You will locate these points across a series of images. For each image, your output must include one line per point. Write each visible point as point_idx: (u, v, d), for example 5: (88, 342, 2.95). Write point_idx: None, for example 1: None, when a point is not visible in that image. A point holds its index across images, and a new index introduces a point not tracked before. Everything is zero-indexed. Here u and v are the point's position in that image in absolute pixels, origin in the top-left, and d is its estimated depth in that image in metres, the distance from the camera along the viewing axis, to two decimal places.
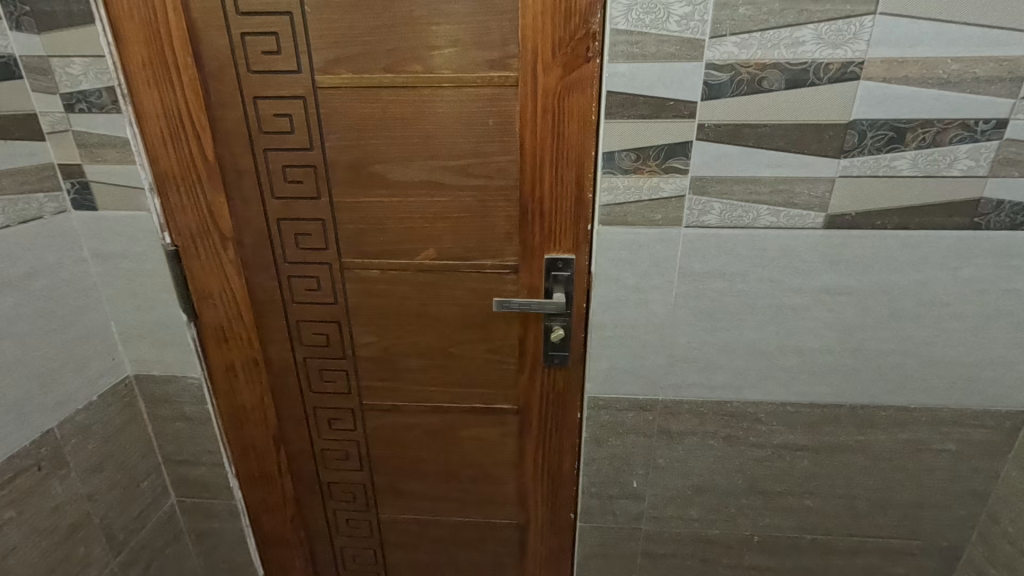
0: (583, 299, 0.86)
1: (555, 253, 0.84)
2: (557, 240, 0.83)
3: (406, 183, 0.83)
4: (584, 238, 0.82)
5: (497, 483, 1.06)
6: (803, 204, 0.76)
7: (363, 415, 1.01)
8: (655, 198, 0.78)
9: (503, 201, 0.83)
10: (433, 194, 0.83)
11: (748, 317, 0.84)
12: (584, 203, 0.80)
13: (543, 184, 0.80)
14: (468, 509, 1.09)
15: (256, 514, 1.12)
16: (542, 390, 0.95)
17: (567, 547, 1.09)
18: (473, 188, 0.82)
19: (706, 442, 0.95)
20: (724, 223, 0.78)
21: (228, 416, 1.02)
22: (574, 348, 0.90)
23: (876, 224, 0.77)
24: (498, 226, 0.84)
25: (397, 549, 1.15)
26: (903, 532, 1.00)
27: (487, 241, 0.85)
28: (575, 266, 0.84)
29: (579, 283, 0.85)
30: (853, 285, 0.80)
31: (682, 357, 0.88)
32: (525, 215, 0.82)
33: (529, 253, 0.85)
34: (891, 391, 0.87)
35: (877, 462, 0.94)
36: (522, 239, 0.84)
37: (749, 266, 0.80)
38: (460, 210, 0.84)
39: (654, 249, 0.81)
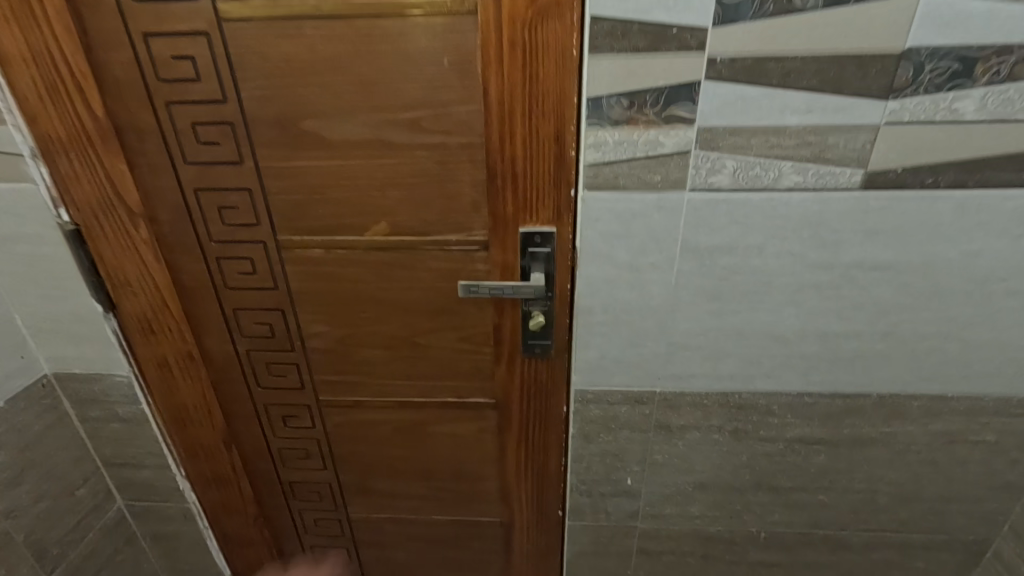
0: (567, 279, 0.72)
1: (533, 226, 0.69)
2: (535, 210, 0.69)
3: (346, 142, 0.67)
4: (568, 206, 0.68)
5: (477, 481, 0.95)
6: (837, 159, 0.61)
7: (321, 412, 0.89)
8: (653, 155, 0.63)
9: (467, 163, 0.67)
10: (381, 155, 0.68)
11: (763, 297, 0.70)
12: (566, 163, 0.65)
13: (514, 140, 0.65)
14: (446, 508, 0.99)
15: (214, 516, 1.02)
16: (523, 383, 0.82)
17: (556, 545, 1.00)
18: (429, 147, 0.67)
19: (709, 436, 0.83)
20: (738, 185, 0.63)
21: (168, 416, 0.90)
22: (557, 335, 0.77)
23: (926, 182, 0.62)
24: (463, 194, 0.69)
25: (372, 548, 1.06)
26: (926, 527, 0.90)
27: (449, 212, 0.71)
28: (556, 241, 0.70)
29: (562, 261, 0.71)
30: (893, 258, 0.66)
31: (684, 344, 0.75)
32: (494, 180, 0.67)
33: (500, 226, 0.70)
34: (926, 378, 0.75)
35: (904, 455, 0.82)
36: (493, 209, 0.69)
37: (767, 238, 0.66)
38: (415, 174, 0.69)
39: (652, 219, 0.66)
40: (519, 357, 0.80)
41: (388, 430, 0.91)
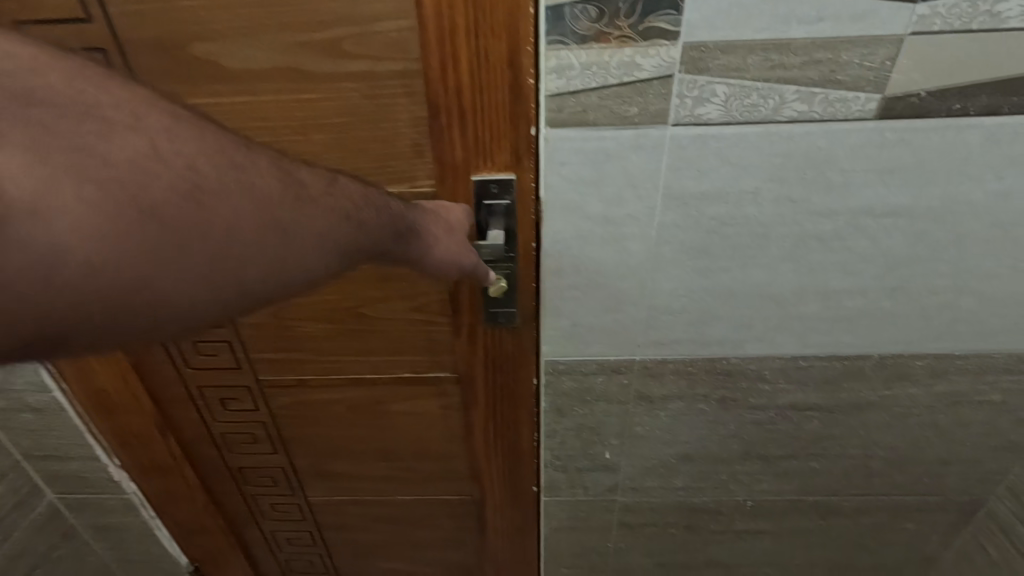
0: (533, 235, 0.61)
1: (488, 173, 0.58)
2: (489, 155, 0.57)
3: (252, 71, 0.54)
4: (528, 151, 0.56)
5: (443, 459, 0.88)
6: (850, 82, 0.50)
7: (263, 393, 0.80)
8: (628, 81, 0.51)
9: (404, 97, 0.56)
10: (296, 89, 0.55)
11: (758, 251, 0.61)
12: (524, 94, 0.53)
13: (459, 65, 0.52)
14: (412, 487, 0.92)
15: (160, 506, 0.94)
16: (487, 357, 0.73)
17: (533, 521, 0.94)
18: (355, 77, 0.55)
19: (694, 406, 0.76)
20: (731, 116, 0.52)
21: (90, 402, 0.80)
22: (524, 302, 0.66)
23: (954, 109, 0.51)
24: (403, 136, 0.58)
25: (337, 529, 1.00)
26: (921, 490, 0.85)
27: (387, 158, 0.59)
28: (516, 190, 0.58)
29: (525, 214, 0.60)
30: (908, 202, 0.57)
31: (667, 307, 0.66)
32: (438, 117, 0.56)
33: (450, 174, 0.59)
34: (933, 337, 0.67)
35: (903, 419, 0.76)
36: (439, 154, 0.58)
37: (764, 180, 0.56)
38: (341, 112, 0.57)
39: (628, 162, 0.55)
40: (481, 328, 0.70)
41: (342, 411, 0.82)
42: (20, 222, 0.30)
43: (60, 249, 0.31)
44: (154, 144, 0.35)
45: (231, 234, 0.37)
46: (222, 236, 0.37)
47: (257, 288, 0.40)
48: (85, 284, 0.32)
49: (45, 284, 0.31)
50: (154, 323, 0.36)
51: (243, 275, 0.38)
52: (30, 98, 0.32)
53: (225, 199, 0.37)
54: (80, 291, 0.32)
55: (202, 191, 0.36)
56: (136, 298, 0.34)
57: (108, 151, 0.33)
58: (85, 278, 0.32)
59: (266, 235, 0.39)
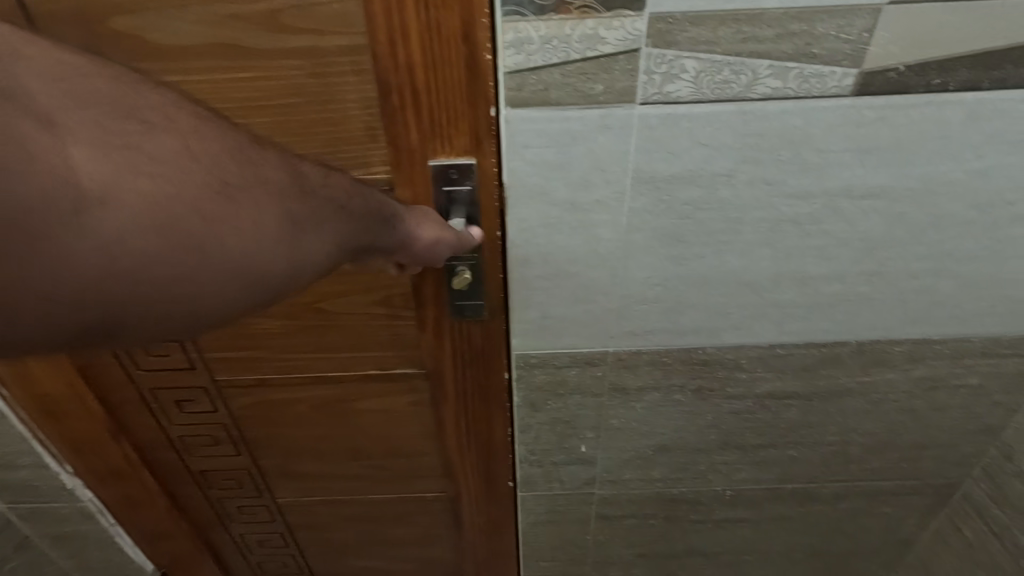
0: (497, 224, 0.58)
1: (446, 158, 0.55)
2: (446, 138, 0.53)
3: (183, 47, 0.51)
4: (488, 133, 0.52)
5: (415, 456, 0.85)
6: (826, 56, 0.47)
7: (222, 394, 0.76)
8: (592, 56, 0.48)
9: (352, 74, 0.52)
10: (234, 67, 0.52)
11: (732, 236, 0.58)
12: (480, 70, 0.49)
13: (409, 39, 0.49)
14: (385, 486, 0.89)
15: (120, 513, 0.90)
16: (455, 352, 0.70)
17: (510, 517, 0.92)
18: (297, 53, 0.51)
19: (670, 397, 0.74)
20: (702, 94, 0.49)
21: (35, 409, 0.75)
22: (491, 294, 0.63)
23: (934, 84, 0.49)
24: (352, 118, 0.55)
25: (309, 530, 0.97)
26: (898, 474, 0.85)
27: (338, 142, 0.56)
28: (477, 176, 0.55)
29: (488, 202, 0.56)
30: (886, 183, 0.54)
31: (640, 296, 0.63)
32: (389, 97, 0.52)
33: (406, 160, 0.55)
34: (911, 322, 0.66)
35: (880, 405, 0.75)
36: (393, 138, 0.54)
37: (737, 161, 0.53)
38: (285, 92, 0.53)
39: (594, 144, 0.52)
40: (447, 322, 0.66)
41: (307, 410, 0.79)
42: (85, 215, 0.31)
43: (118, 241, 0.32)
44: (193, 142, 0.36)
45: (260, 227, 0.38)
46: (260, 229, 0.38)
47: (281, 280, 0.40)
48: (136, 273, 0.33)
49: (103, 274, 0.32)
50: (195, 315, 0.37)
51: (272, 267, 0.39)
52: (82, 95, 0.33)
53: (259, 196, 0.38)
54: (134, 279, 0.33)
55: (238, 188, 0.37)
56: (179, 288, 0.35)
57: (156, 149, 0.34)
58: (138, 268, 0.33)
59: (291, 225, 0.40)
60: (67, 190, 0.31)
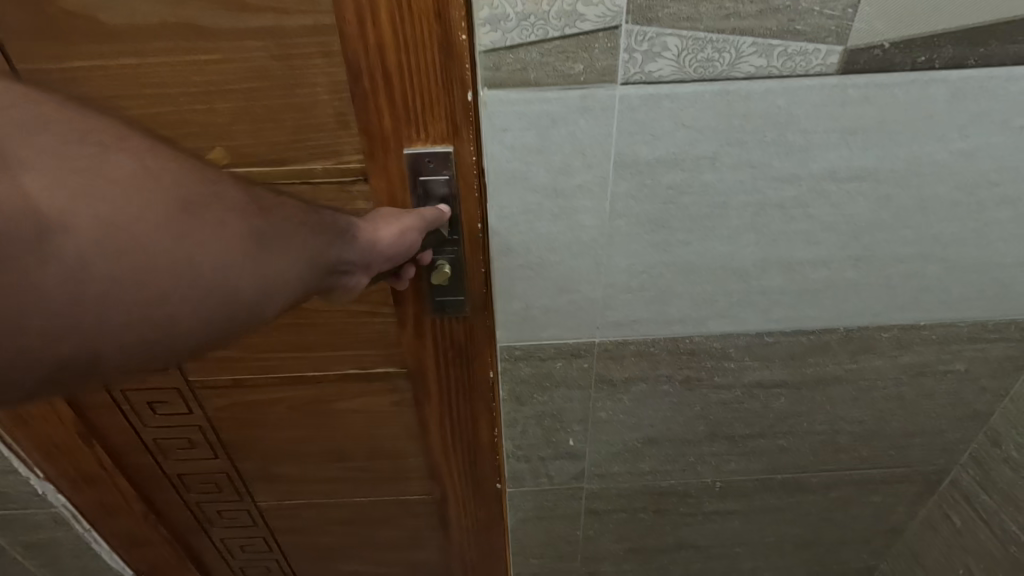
0: (477, 215, 0.57)
1: (422, 146, 0.54)
2: (423, 125, 0.53)
3: (139, 28, 0.49)
4: (466, 118, 0.52)
5: (399, 458, 0.83)
6: (809, 32, 0.46)
7: (196, 396, 0.74)
8: (571, 34, 0.46)
9: (320, 57, 0.51)
10: (197, 50, 0.51)
11: (717, 221, 0.57)
12: (454, 53, 0.48)
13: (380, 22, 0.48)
14: (368, 489, 0.88)
15: (96, 520, 0.88)
16: (438, 350, 0.69)
17: (497, 515, 0.91)
18: (261, 36, 0.50)
19: (659, 388, 0.72)
20: (685, 73, 0.48)
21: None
22: (472, 288, 0.62)
23: (919, 61, 0.48)
24: (322, 105, 0.53)
25: (291, 535, 0.95)
26: (887, 462, 0.84)
27: (308, 129, 0.55)
28: (455, 163, 0.54)
29: (467, 190, 0.56)
30: (871, 165, 0.54)
31: (625, 285, 0.62)
32: (360, 80, 0.51)
33: (381, 148, 0.55)
34: (898, 307, 0.65)
35: (868, 392, 0.74)
36: (367, 126, 0.53)
37: (721, 144, 0.52)
38: (250, 77, 0.52)
39: (575, 126, 0.50)
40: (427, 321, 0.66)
41: (284, 413, 0.76)
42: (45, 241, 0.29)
43: (84, 266, 0.30)
44: (153, 161, 0.34)
45: (233, 243, 0.36)
46: (232, 245, 0.36)
47: (263, 298, 0.38)
48: (106, 300, 0.31)
49: (71, 301, 0.30)
50: (175, 344, 0.34)
51: (254, 283, 0.37)
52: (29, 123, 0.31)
53: (228, 212, 0.37)
54: (105, 307, 0.31)
55: (206, 203, 0.36)
56: (158, 309, 0.33)
57: (113, 169, 0.32)
58: (108, 293, 0.31)
59: (265, 238, 0.38)
60: (22, 214, 0.28)
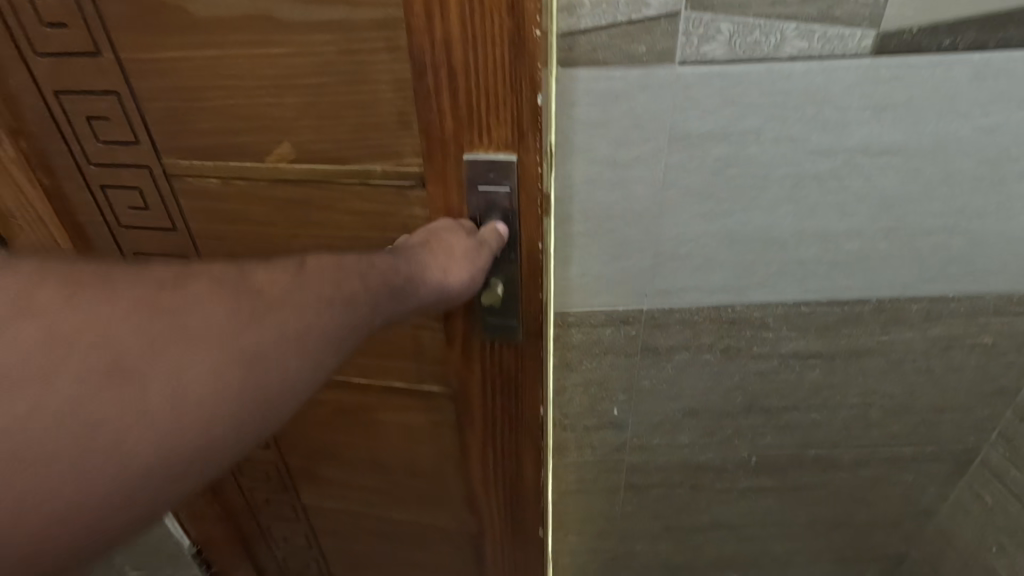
0: (536, 235, 0.55)
1: (484, 152, 0.51)
2: (485, 132, 0.50)
3: (220, 21, 0.51)
4: (532, 125, 0.49)
5: (439, 479, 0.83)
6: (846, 18, 0.53)
7: None
8: (636, 20, 0.53)
9: (385, 52, 0.50)
10: (270, 43, 0.51)
11: (759, 193, 0.63)
12: (526, 50, 0.46)
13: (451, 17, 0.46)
14: (406, 507, 0.88)
15: None
16: (485, 377, 0.67)
17: (536, 562, 0.87)
18: (331, 31, 0.50)
19: (700, 357, 0.77)
20: (734, 55, 0.55)
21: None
22: (524, 313, 0.60)
23: (943, 45, 0.54)
24: (384, 102, 0.53)
25: (330, 537, 0.99)
26: (917, 440, 0.87)
27: (367, 128, 0.54)
28: (517, 176, 0.51)
29: (527, 208, 0.53)
30: (901, 140, 0.59)
31: (672, 253, 0.67)
32: (424, 78, 0.49)
33: (442, 152, 0.52)
34: (926, 278, 0.70)
35: (899, 365, 0.78)
36: (426, 131, 0.52)
37: (764, 119, 0.58)
38: (317, 73, 0.52)
39: (635, 102, 0.57)
40: (476, 344, 0.64)
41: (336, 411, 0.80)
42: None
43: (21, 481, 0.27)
44: (102, 316, 0.30)
45: (203, 385, 0.32)
46: (200, 387, 0.32)
47: (249, 433, 0.34)
48: (54, 505, 0.28)
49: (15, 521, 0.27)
50: (152, 515, 0.31)
51: (233, 421, 0.33)
52: None
53: (193, 350, 0.32)
54: (103, 492, 0.29)
55: (162, 343, 0.31)
56: (121, 484, 0.29)
57: (49, 345, 0.29)
58: (53, 499, 0.28)
59: (243, 363, 0.33)
60: None
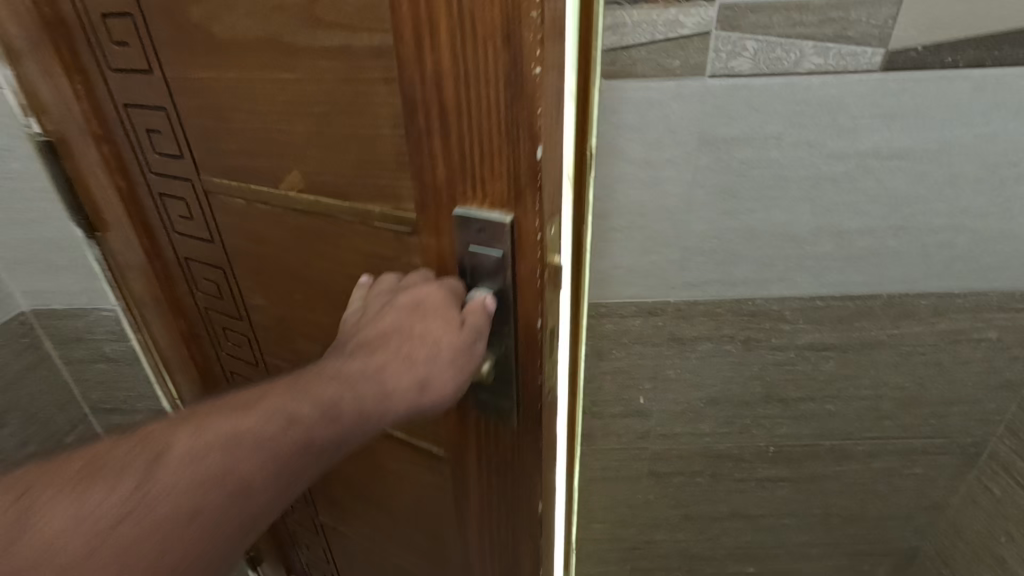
0: (533, 305, 0.48)
1: (477, 208, 0.45)
2: (484, 186, 0.44)
3: (244, 44, 0.51)
4: (531, 184, 0.42)
5: (438, 539, 0.77)
6: (858, 37, 0.60)
7: None
8: (672, 38, 0.61)
9: (382, 84, 0.45)
10: (281, 67, 0.50)
11: (779, 193, 0.69)
12: (520, 97, 0.39)
13: (443, 52, 0.40)
14: (412, 556, 0.84)
15: None
16: (480, 449, 0.61)
17: None
18: (333, 60, 0.47)
19: (722, 348, 0.83)
20: (759, 69, 0.62)
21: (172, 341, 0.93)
22: (520, 387, 0.53)
23: (946, 62, 0.61)
24: (383, 139, 0.48)
25: (346, 556, 1.01)
26: (927, 432, 0.92)
27: (367, 166, 0.51)
28: (509, 242, 0.45)
29: (521, 278, 0.47)
30: (908, 146, 0.66)
31: (699, 249, 0.74)
32: (416, 118, 0.44)
33: (435, 201, 0.47)
34: (933, 274, 0.76)
35: (909, 358, 0.84)
36: (422, 172, 0.47)
37: (784, 126, 0.65)
38: (322, 101, 0.50)
39: (669, 110, 0.64)
40: (471, 412, 0.59)
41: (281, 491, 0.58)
42: None
43: None
44: (110, 488, 0.37)
45: (187, 531, 0.38)
46: (185, 532, 0.38)
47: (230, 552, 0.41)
48: None
49: None
50: None
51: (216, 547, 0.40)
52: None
53: (182, 503, 0.39)
54: None
55: (157, 500, 0.38)
56: None
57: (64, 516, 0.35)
58: None
59: (225, 504, 0.40)
60: None
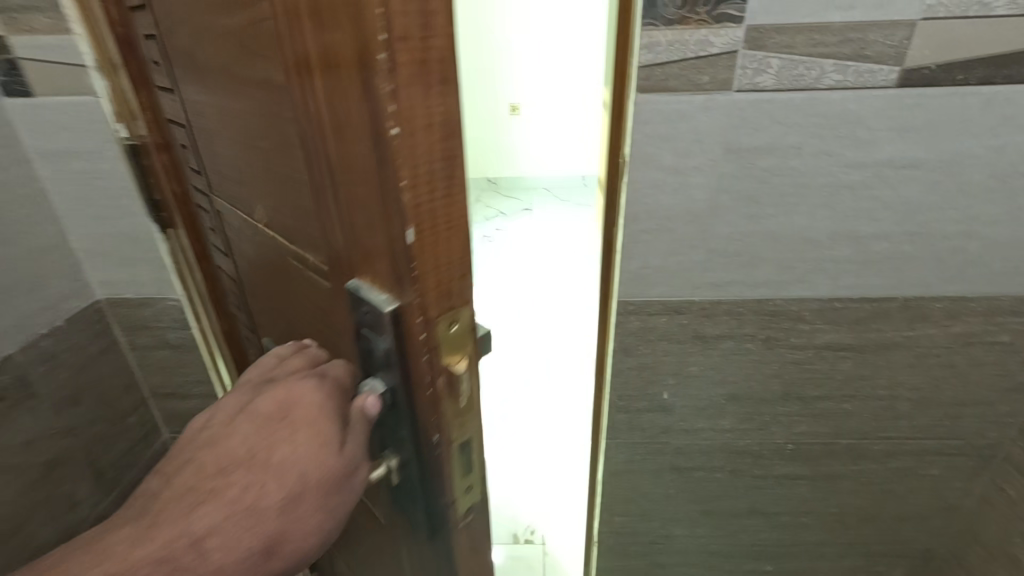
0: (426, 408, 0.52)
1: (363, 284, 0.49)
2: (372, 266, 0.47)
3: (213, 85, 0.58)
4: (406, 272, 0.44)
5: None
6: (876, 57, 0.65)
7: None
8: (703, 55, 0.66)
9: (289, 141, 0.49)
10: (235, 110, 0.56)
11: (800, 199, 0.74)
12: (386, 190, 0.41)
13: (325, 134, 0.43)
14: None
15: None
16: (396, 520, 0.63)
17: None
18: (263, 118, 0.51)
19: (743, 346, 0.87)
20: (783, 84, 0.67)
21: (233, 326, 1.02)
22: (422, 483, 0.56)
23: (957, 79, 0.66)
24: (301, 191, 0.51)
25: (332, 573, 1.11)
26: (942, 433, 0.95)
27: (297, 214, 0.54)
28: (393, 347, 0.48)
29: (410, 382, 0.50)
30: (922, 157, 0.70)
31: (723, 250, 0.79)
32: (316, 183, 0.48)
33: (340, 262, 0.51)
34: (947, 279, 0.80)
35: (924, 359, 0.87)
36: (329, 237, 0.50)
37: (806, 137, 0.70)
38: (262, 149, 0.54)
39: (697, 121, 0.69)
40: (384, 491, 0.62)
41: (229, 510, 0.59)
42: None
43: None
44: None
45: None
46: None
47: None
48: None
49: None
50: None
51: None
52: None
53: None
54: None
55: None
56: None
57: None
58: None
59: None
60: None
